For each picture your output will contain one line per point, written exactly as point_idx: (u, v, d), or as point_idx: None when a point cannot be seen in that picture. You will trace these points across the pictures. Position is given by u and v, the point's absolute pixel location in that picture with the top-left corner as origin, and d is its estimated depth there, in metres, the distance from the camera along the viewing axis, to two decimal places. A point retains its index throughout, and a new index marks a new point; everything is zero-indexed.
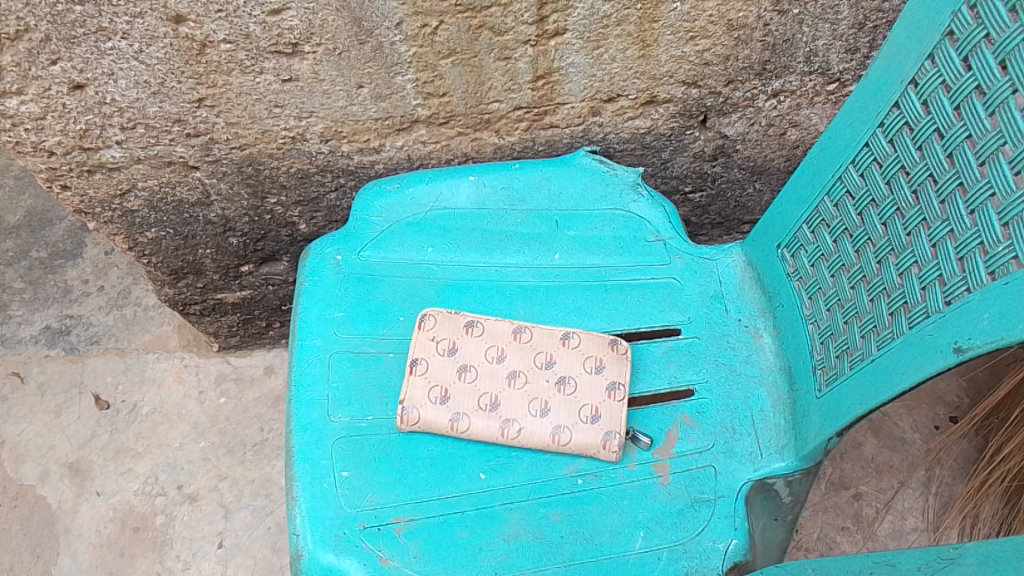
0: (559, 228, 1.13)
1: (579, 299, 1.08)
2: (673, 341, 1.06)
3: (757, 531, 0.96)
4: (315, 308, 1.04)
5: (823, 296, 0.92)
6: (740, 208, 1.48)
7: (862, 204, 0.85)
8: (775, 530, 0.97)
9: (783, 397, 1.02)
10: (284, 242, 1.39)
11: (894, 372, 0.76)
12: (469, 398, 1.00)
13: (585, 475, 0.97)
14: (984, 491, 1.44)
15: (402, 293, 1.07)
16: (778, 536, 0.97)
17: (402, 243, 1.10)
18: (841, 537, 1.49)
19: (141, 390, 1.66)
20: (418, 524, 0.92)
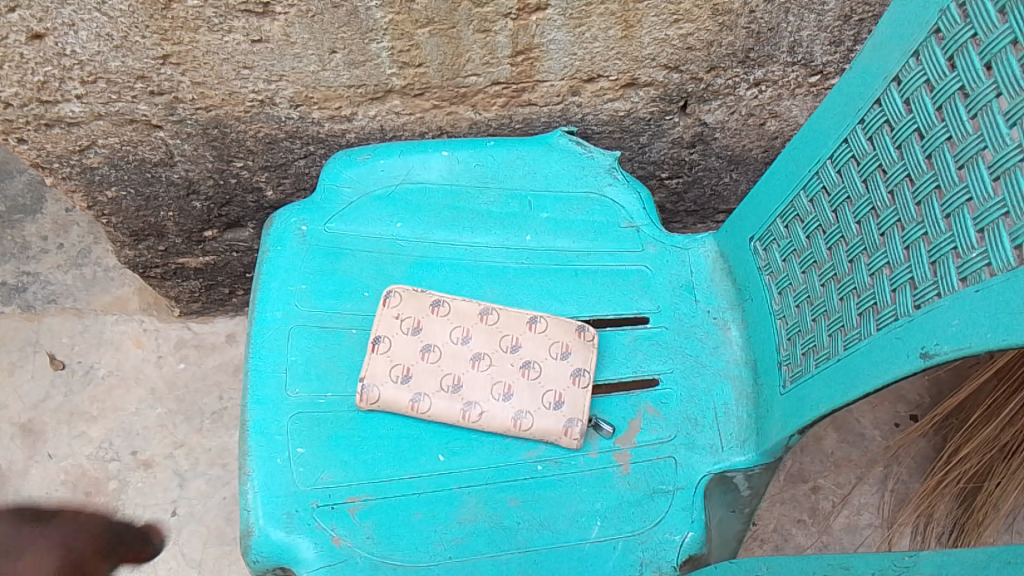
0: (531, 210, 1.09)
1: (549, 283, 1.06)
2: (641, 329, 1.04)
3: (715, 522, 0.97)
4: (276, 278, 1.01)
5: (793, 292, 0.91)
6: (715, 196, 1.46)
7: (838, 201, 0.83)
8: (732, 522, 0.98)
9: (747, 391, 1.02)
10: (250, 208, 1.35)
11: (861, 373, 0.76)
12: (431, 379, 0.98)
13: (545, 461, 0.96)
14: (939, 492, 1.47)
15: (368, 268, 1.04)
16: (734, 528, 0.98)
17: (370, 216, 1.07)
18: (797, 530, 1.51)
19: (98, 352, 1.62)
20: (373, 505, 0.91)
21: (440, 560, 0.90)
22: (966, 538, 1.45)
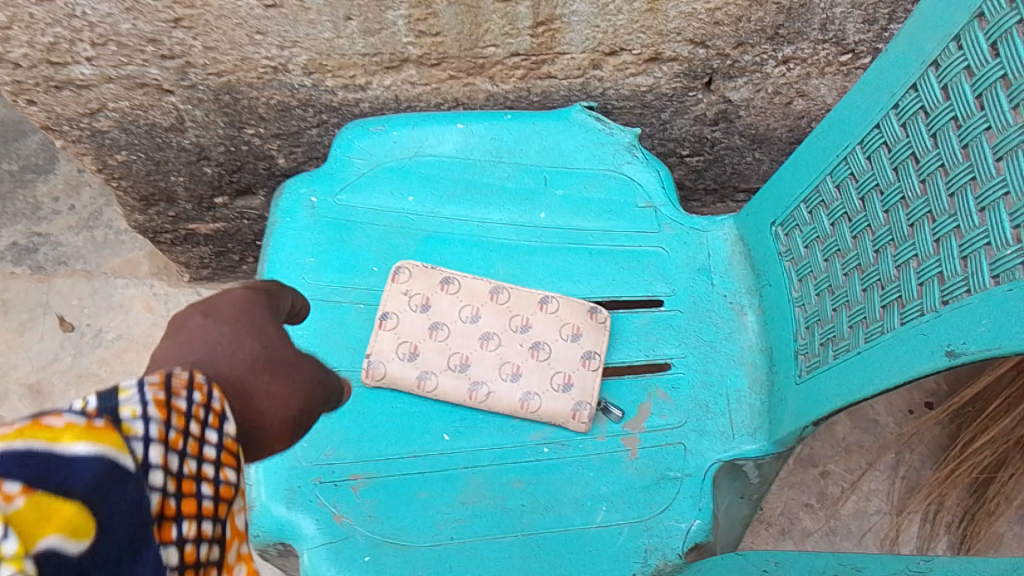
0: (547, 186, 1.07)
1: (563, 262, 1.04)
2: (655, 312, 1.02)
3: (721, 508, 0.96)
4: (285, 250, 0.99)
5: (814, 280, 0.89)
6: (736, 175, 1.43)
7: (865, 188, 0.80)
8: (739, 506, 0.97)
9: (761, 377, 1.00)
10: (261, 175, 1.33)
11: (877, 368, 0.74)
12: (439, 357, 0.97)
13: (552, 444, 0.95)
14: (951, 482, 1.45)
15: (378, 243, 1.02)
16: (741, 512, 0.98)
17: (381, 188, 1.04)
18: (804, 514, 1.52)
19: (108, 315, 1.62)
20: (375, 483, 0.90)
21: (442, 541, 0.89)
22: (976, 527, 1.44)
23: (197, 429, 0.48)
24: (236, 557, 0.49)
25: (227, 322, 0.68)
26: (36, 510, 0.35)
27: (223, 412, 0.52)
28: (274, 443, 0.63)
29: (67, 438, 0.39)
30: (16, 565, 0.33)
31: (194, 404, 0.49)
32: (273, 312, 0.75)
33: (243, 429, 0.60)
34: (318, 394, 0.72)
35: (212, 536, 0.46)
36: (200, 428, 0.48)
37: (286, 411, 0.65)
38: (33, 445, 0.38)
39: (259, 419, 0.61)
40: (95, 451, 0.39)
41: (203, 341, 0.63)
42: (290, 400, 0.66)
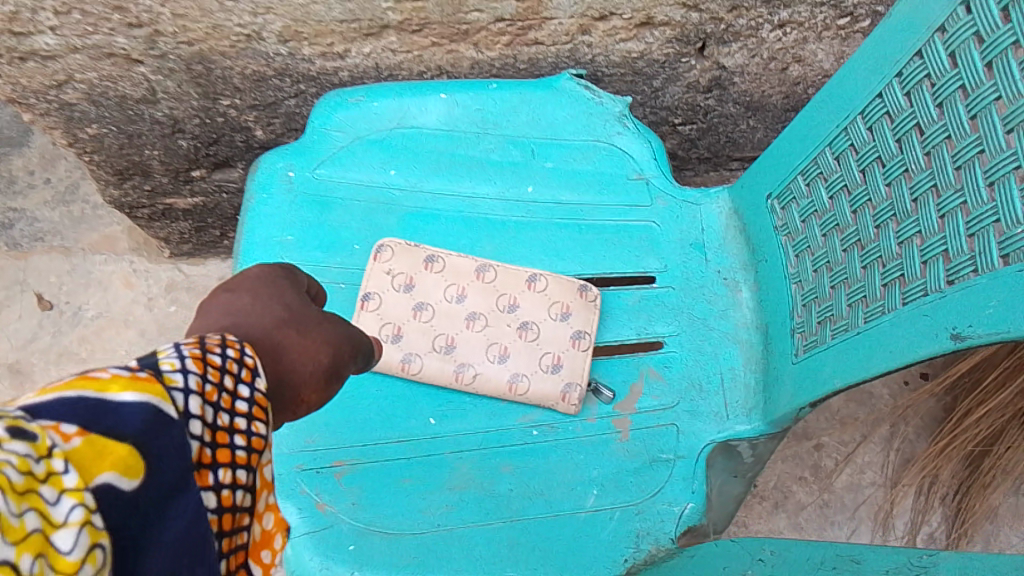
0: (534, 158, 1.02)
1: (551, 238, 1.00)
2: (646, 289, 0.99)
3: (715, 489, 0.92)
4: (262, 228, 0.95)
5: (811, 256, 0.86)
6: (730, 144, 1.39)
7: (866, 160, 0.77)
8: (734, 486, 0.92)
9: (756, 355, 0.97)
10: (239, 148, 1.28)
11: (878, 350, 0.71)
12: (423, 339, 0.94)
13: (541, 426, 0.93)
14: (946, 455, 1.44)
15: (359, 219, 0.98)
16: (736, 491, 0.93)
17: (362, 162, 1.00)
18: (798, 487, 1.50)
19: (87, 292, 1.58)
20: (360, 469, 0.88)
21: (428, 529, 0.86)
22: (971, 500, 1.43)
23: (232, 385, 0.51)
24: (265, 504, 0.55)
25: (257, 283, 0.67)
26: (92, 449, 0.39)
27: (256, 368, 0.55)
28: (308, 398, 0.62)
29: (116, 387, 0.43)
30: (77, 496, 0.37)
31: (231, 362, 0.52)
32: (310, 279, 0.74)
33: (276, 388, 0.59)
34: (357, 347, 0.70)
35: (246, 484, 0.50)
36: (233, 383, 0.51)
37: (320, 365, 0.63)
38: (84, 393, 0.41)
39: (291, 377, 0.60)
40: (142, 399, 0.43)
41: (228, 308, 0.62)
42: (324, 353, 0.64)
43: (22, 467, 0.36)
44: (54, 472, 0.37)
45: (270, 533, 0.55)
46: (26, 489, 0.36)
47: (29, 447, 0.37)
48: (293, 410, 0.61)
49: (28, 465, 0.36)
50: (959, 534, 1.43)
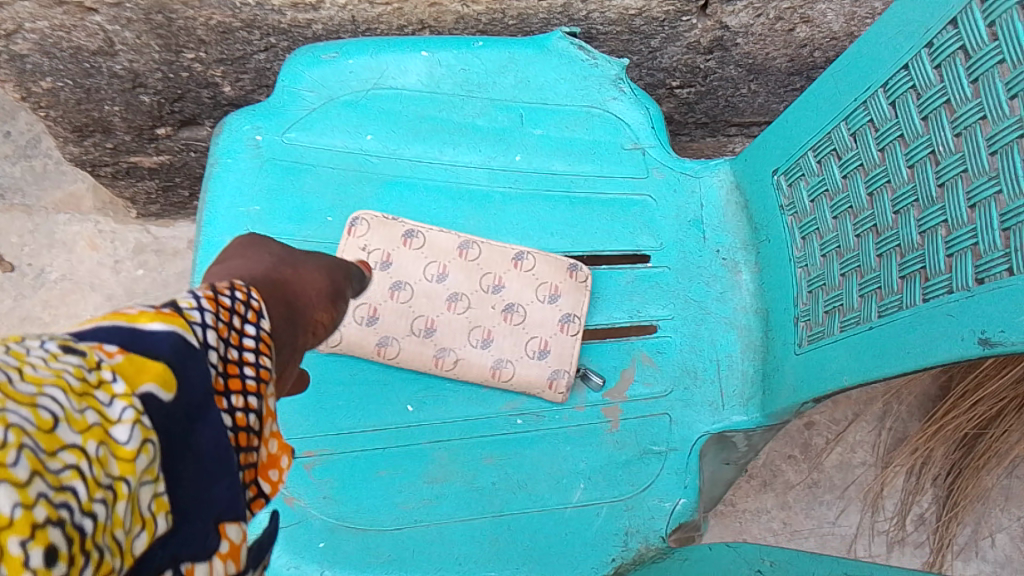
0: (523, 124, 0.94)
1: (540, 212, 0.93)
2: (640, 269, 0.93)
3: (706, 478, 0.89)
4: (226, 198, 0.88)
5: (819, 240, 0.80)
6: (729, 107, 1.31)
7: (886, 138, 0.70)
8: (724, 474, 0.90)
9: (755, 342, 0.91)
10: (206, 105, 1.20)
11: (894, 348, 0.66)
12: (400, 321, 0.87)
13: (526, 415, 0.87)
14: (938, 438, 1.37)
15: (332, 188, 0.90)
16: (724, 478, 0.91)
17: (336, 125, 0.92)
18: (786, 465, 1.46)
19: (50, 253, 1.48)
20: (332, 461, 0.82)
21: (406, 524, 0.80)
22: (964, 482, 1.37)
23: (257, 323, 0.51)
24: (269, 430, 0.49)
25: (240, 246, 0.66)
26: (132, 364, 0.36)
27: (261, 311, 0.52)
28: (323, 318, 0.62)
29: (144, 319, 0.40)
30: (127, 400, 0.34)
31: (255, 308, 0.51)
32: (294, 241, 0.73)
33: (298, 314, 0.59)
34: (341, 275, 0.70)
35: (260, 412, 0.46)
36: (241, 321, 0.48)
37: (322, 286, 0.64)
38: (114, 323, 0.39)
39: (306, 301, 0.60)
40: (169, 328, 0.40)
41: (218, 268, 0.60)
42: (322, 278, 0.65)
43: (70, 373, 0.33)
44: (103, 380, 0.34)
45: (277, 456, 0.50)
46: (77, 392, 0.32)
47: (76, 359, 0.34)
48: (315, 329, 0.61)
49: (76, 372, 0.33)
50: (949, 516, 1.39)
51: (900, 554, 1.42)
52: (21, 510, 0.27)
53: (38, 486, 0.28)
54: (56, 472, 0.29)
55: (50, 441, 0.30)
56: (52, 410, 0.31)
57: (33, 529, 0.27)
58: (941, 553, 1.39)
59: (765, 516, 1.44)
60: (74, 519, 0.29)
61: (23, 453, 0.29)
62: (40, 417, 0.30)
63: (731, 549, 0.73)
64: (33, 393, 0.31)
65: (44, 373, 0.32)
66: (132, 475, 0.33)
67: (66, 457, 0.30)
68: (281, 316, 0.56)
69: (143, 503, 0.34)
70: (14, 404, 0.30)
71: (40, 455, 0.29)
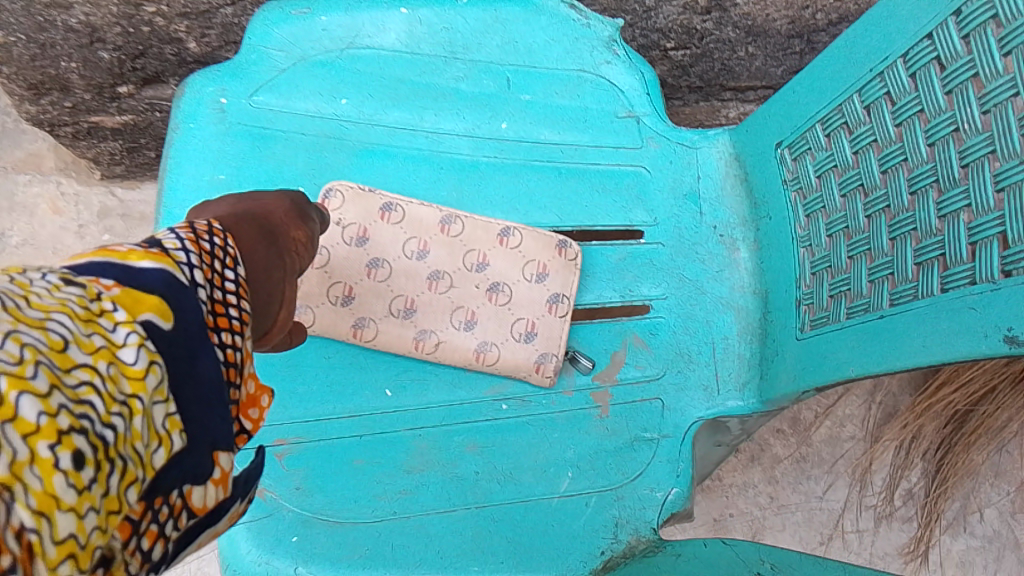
0: (510, 89, 0.88)
1: (527, 184, 0.87)
2: (632, 246, 0.88)
3: (698, 459, 0.87)
4: (188, 166, 0.81)
5: (825, 218, 0.75)
6: (725, 72, 1.23)
7: (903, 114, 0.64)
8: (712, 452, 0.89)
9: (752, 325, 0.86)
10: (170, 62, 1.09)
11: (906, 339, 0.62)
12: (378, 302, 0.82)
13: (510, 400, 0.82)
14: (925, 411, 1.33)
15: (303, 155, 0.84)
16: (711, 455, 0.90)
17: (308, 88, 0.85)
18: (776, 440, 1.40)
19: (8, 218, 1.32)
20: (305, 449, 0.77)
21: (384, 516, 0.76)
22: (954, 458, 1.33)
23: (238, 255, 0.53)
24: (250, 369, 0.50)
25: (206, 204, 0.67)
26: (129, 297, 0.38)
27: (238, 256, 0.53)
28: (298, 235, 0.66)
29: (134, 258, 0.41)
30: (129, 327, 0.36)
31: (232, 242, 0.54)
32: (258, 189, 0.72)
33: (276, 238, 0.63)
34: (304, 199, 0.74)
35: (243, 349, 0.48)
36: (222, 265, 0.50)
37: (285, 206, 0.68)
38: (106, 260, 0.40)
39: (277, 225, 0.64)
40: (159, 267, 0.42)
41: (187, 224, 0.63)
42: (284, 200, 0.69)
43: (73, 302, 0.35)
44: (104, 310, 0.36)
45: (255, 396, 0.52)
46: (82, 318, 0.34)
47: (77, 290, 0.36)
48: (295, 245, 0.65)
49: (79, 302, 0.35)
50: (938, 493, 1.35)
51: (887, 529, 1.37)
52: (48, 418, 0.30)
53: (59, 397, 0.30)
54: (72, 387, 0.32)
55: (63, 360, 0.32)
56: (62, 333, 0.33)
57: (62, 434, 0.30)
58: (929, 528, 1.35)
59: (752, 490, 1.37)
60: (95, 428, 0.31)
61: (40, 369, 0.30)
62: (51, 338, 0.32)
63: (728, 545, 0.72)
64: (41, 317, 0.33)
65: (50, 301, 0.34)
66: (142, 393, 0.35)
67: (80, 374, 0.32)
68: (262, 242, 0.60)
69: (157, 420, 0.37)
70: (26, 327, 0.31)
71: (56, 371, 0.31)
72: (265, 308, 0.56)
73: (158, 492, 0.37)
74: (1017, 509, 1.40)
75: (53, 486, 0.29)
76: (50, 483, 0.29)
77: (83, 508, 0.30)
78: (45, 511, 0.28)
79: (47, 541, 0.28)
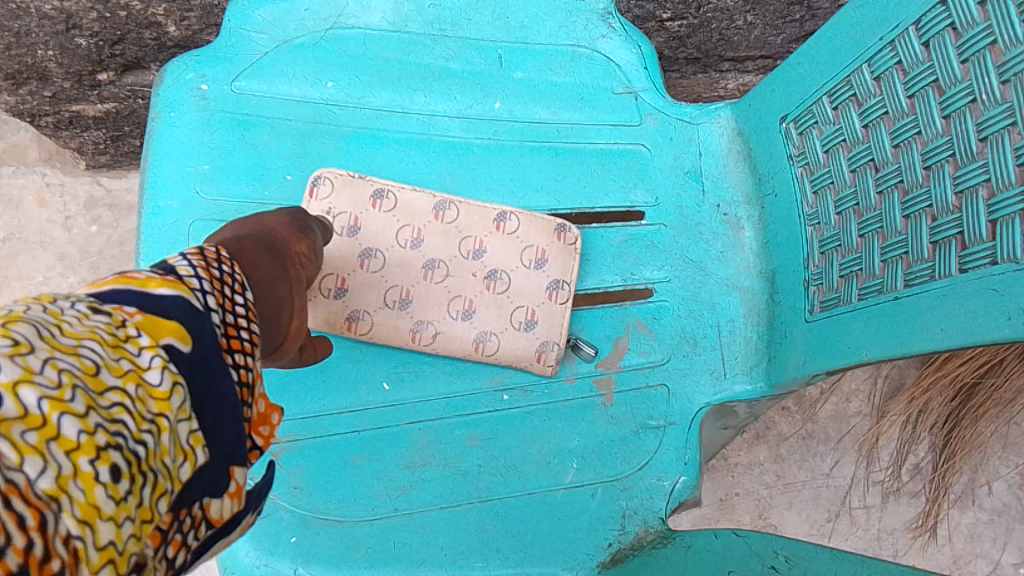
0: (501, 67, 0.85)
1: (522, 165, 0.84)
2: (632, 227, 0.85)
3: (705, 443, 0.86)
4: (170, 156, 0.78)
5: (834, 195, 0.72)
6: (723, 42, 1.18)
7: (917, 84, 0.61)
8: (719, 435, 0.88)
9: (759, 306, 0.84)
10: (150, 47, 1.03)
11: (924, 320, 0.59)
12: (371, 294, 0.79)
13: (512, 390, 0.80)
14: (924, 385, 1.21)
15: (290, 142, 0.81)
16: (718, 438, 0.89)
17: (293, 72, 0.81)
18: (780, 417, 1.32)
19: None
20: (303, 447, 0.75)
21: (385, 513, 0.74)
22: (962, 431, 1.22)
23: (245, 283, 0.52)
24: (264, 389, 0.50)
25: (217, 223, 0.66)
26: (150, 323, 0.40)
27: (245, 284, 0.52)
28: (301, 248, 0.64)
29: (153, 285, 0.43)
30: (153, 350, 0.38)
31: (237, 268, 0.53)
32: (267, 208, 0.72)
33: (279, 255, 0.60)
34: (305, 213, 0.70)
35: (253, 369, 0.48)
36: (232, 291, 0.50)
37: (285, 220, 0.65)
38: (127, 288, 0.42)
39: (279, 241, 0.61)
40: (177, 294, 0.44)
41: None
42: (282, 216, 0.66)
43: (102, 329, 0.37)
44: (130, 336, 0.38)
45: (266, 413, 0.51)
46: (111, 344, 0.37)
47: (105, 317, 0.38)
48: (298, 260, 0.63)
49: (107, 329, 0.38)
50: (946, 467, 1.24)
51: (895, 504, 1.28)
52: (85, 436, 0.32)
53: (94, 417, 0.33)
54: (106, 408, 0.34)
55: (96, 383, 0.34)
56: (93, 359, 0.35)
57: (99, 451, 0.32)
58: (937, 503, 1.25)
59: (758, 469, 1.30)
60: (128, 445, 0.34)
61: (77, 392, 0.33)
62: (84, 363, 0.34)
63: (739, 537, 0.70)
64: (74, 344, 0.35)
65: (81, 328, 0.36)
66: (169, 411, 0.37)
67: (111, 396, 0.35)
68: (267, 261, 0.58)
69: (183, 436, 0.39)
70: (61, 354, 0.34)
71: (91, 394, 0.34)
72: (275, 319, 0.55)
73: (184, 502, 0.39)
74: None
75: (94, 497, 0.31)
76: (92, 494, 0.31)
77: (121, 518, 0.32)
78: (89, 519, 0.31)
79: (91, 547, 0.30)
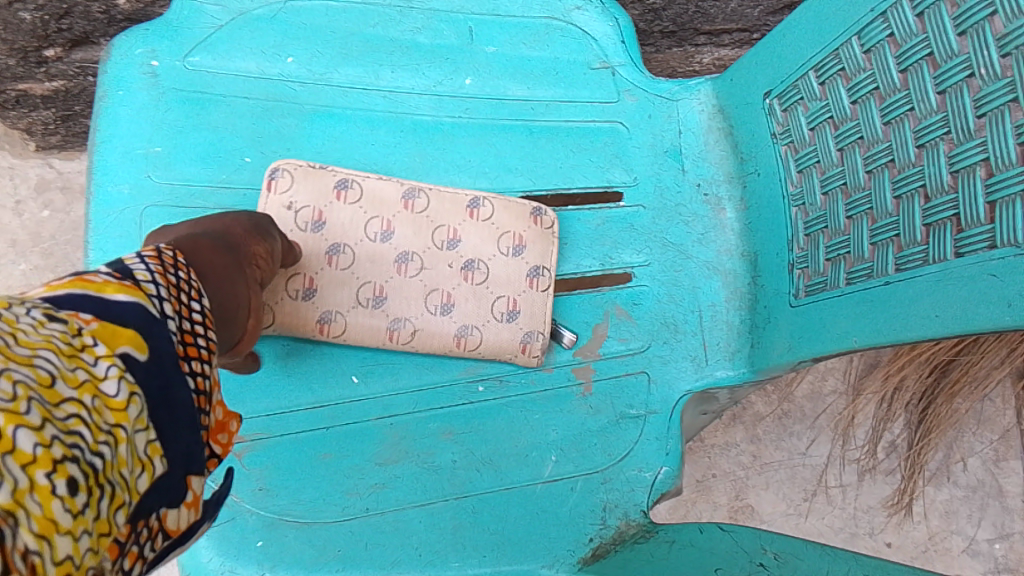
0: (472, 41, 0.81)
1: (496, 145, 0.80)
2: (611, 209, 0.82)
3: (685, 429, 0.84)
4: (119, 137, 0.73)
5: (820, 174, 0.69)
6: (699, 14, 1.14)
7: (910, 58, 0.58)
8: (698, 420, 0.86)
9: (740, 290, 0.81)
10: (99, 21, 0.96)
11: (915, 307, 0.57)
12: (343, 292, 0.74)
13: (487, 381, 0.77)
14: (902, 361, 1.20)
15: (248, 122, 0.76)
16: (696, 425, 0.87)
17: (250, 46, 0.77)
18: (756, 396, 1.29)
19: None
20: (266, 446, 0.71)
21: (356, 513, 0.70)
22: (937, 410, 1.21)
23: (200, 287, 0.48)
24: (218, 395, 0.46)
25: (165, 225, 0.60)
26: (106, 331, 0.36)
27: (201, 292, 0.48)
28: (259, 251, 0.60)
29: (110, 290, 0.39)
30: (110, 359, 0.35)
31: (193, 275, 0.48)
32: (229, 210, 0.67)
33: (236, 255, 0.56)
34: (268, 220, 0.66)
35: (210, 377, 0.44)
36: (188, 298, 0.45)
37: (245, 222, 0.61)
38: (83, 292, 0.38)
39: (235, 243, 0.57)
40: (135, 300, 0.39)
41: None
42: (242, 217, 0.61)
43: (58, 338, 0.33)
44: (86, 345, 0.34)
45: (223, 421, 0.47)
46: (67, 354, 0.33)
47: (60, 326, 0.34)
48: (256, 264, 0.59)
49: (63, 337, 0.34)
50: (921, 445, 1.23)
51: (871, 482, 1.25)
52: (42, 449, 0.29)
53: (51, 429, 0.30)
54: (62, 419, 0.31)
55: (52, 395, 0.31)
56: (49, 369, 0.31)
57: (56, 464, 0.29)
58: (912, 481, 1.23)
59: (735, 450, 1.27)
60: (86, 457, 0.31)
61: (32, 405, 0.30)
62: (39, 375, 0.31)
63: (726, 533, 0.69)
64: (28, 354, 0.31)
65: (36, 337, 0.33)
66: (126, 422, 0.34)
67: (68, 408, 0.31)
68: (223, 263, 0.53)
69: (140, 447, 0.35)
70: (15, 364, 0.30)
71: (47, 406, 0.30)
72: (231, 324, 0.52)
73: (141, 513, 0.35)
74: (1001, 457, 1.29)
75: (50, 512, 0.28)
76: (49, 508, 0.28)
77: (78, 532, 0.29)
78: (47, 534, 0.28)
79: (49, 562, 0.28)
